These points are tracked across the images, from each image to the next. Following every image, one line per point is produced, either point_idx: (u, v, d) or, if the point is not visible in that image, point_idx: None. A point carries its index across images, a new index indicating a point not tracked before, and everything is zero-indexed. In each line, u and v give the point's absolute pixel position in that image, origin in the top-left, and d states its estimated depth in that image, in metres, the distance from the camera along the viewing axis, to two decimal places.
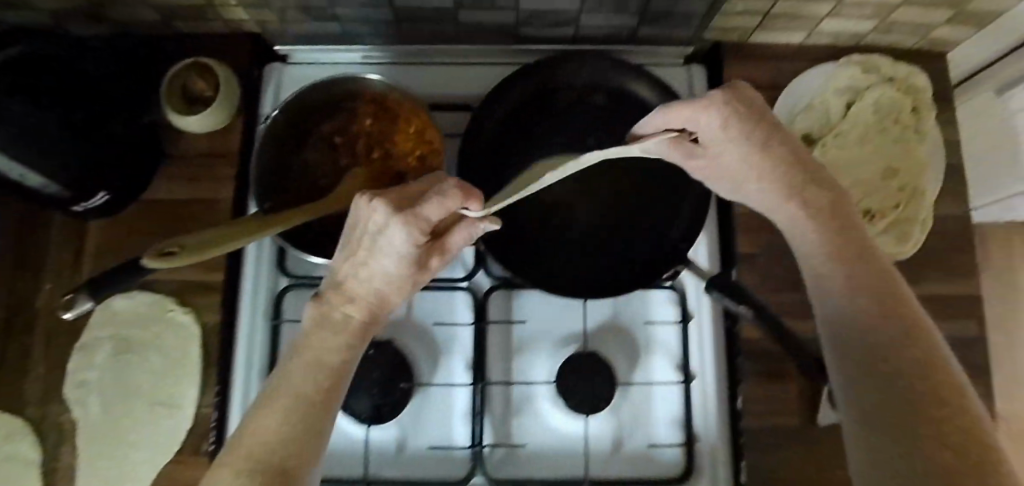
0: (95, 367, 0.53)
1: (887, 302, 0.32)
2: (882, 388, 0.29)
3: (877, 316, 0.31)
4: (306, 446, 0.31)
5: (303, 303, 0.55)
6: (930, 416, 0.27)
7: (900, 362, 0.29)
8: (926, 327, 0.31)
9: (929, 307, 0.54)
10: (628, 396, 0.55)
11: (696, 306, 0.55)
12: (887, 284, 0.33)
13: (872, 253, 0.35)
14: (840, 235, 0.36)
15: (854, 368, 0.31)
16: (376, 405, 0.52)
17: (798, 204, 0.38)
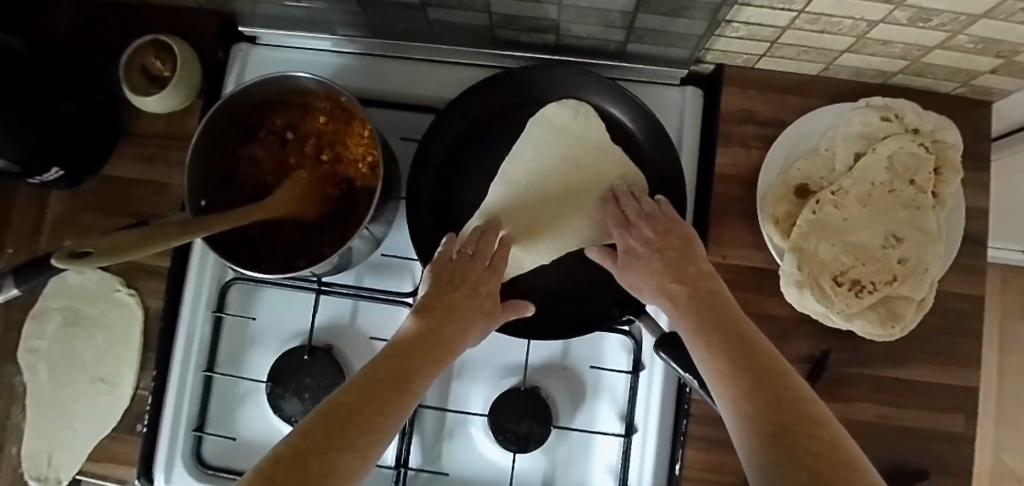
0: (44, 338, 0.54)
1: (735, 333, 0.32)
2: (749, 401, 0.28)
3: (732, 346, 0.32)
4: (330, 471, 0.25)
5: (247, 298, 0.55)
6: (791, 427, 0.27)
7: (755, 382, 0.29)
8: (754, 334, 0.33)
9: (912, 394, 0.49)
10: (564, 440, 0.51)
11: (650, 357, 0.51)
12: (725, 317, 0.34)
13: (715, 299, 0.36)
14: (695, 292, 0.37)
15: (721, 388, 0.30)
16: (303, 411, 0.52)
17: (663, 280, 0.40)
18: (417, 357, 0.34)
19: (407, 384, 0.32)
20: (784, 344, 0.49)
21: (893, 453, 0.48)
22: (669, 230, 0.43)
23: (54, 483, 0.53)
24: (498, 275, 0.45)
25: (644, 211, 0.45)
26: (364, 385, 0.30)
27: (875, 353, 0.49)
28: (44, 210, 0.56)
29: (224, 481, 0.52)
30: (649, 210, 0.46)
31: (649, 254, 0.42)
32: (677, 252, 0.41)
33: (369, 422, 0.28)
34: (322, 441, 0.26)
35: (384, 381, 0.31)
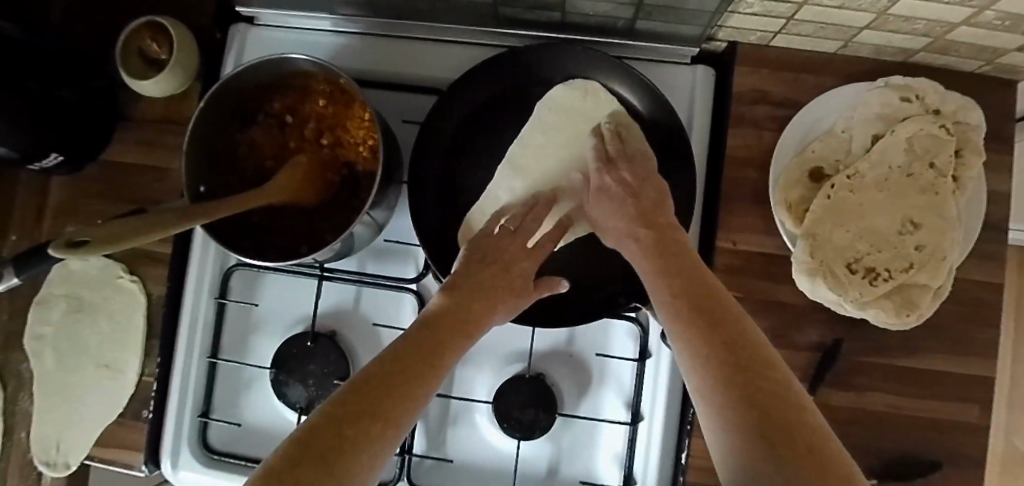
0: (50, 324, 0.54)
1: (692, 280, 0.33)
2: (704, 343, 0.29)
3: (689, 292, 0.32)
4: (365, 439, 0.25)
5: (250, 284, 0.54)
6: (744, 361, 0.28)
7: (710, 323, 0.30)
8: (709, 276, 0.34)
9: (927, 384, 0.47)
10: (569, 426, 0.51)
11: (658, 345, 0.50)
12: (684, 264, 0.35)
13: (675, 246, 0.37)
14: (660, 243, 0.37)
15: (678, 336, 0.31)
16: (308, 397, 0.52)
17: (633, 228, 0.40)
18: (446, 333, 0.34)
19: (432, 363, 0.32)
20: (795, 332, 0.48)
21: (905, 445, 0.47)
22: (645, 178, 0.43)
23: (64, 467, 0.53)
24: (538, 253, 0.45)
25: (624, 152, 0.45)
26: (388, 359, 0.30)
27: (888, 343, 0.47)
28: (45, 195, 0.56)
29: (231, 466, 0.53)
30: (631, 151, 0.45)
31: (622, 196, 0.42)
32: (649, 203, 0.41)
33: (400, 392, 0.28)
34: (359, 411, 0.26)
35: (413, 359, 0.31)
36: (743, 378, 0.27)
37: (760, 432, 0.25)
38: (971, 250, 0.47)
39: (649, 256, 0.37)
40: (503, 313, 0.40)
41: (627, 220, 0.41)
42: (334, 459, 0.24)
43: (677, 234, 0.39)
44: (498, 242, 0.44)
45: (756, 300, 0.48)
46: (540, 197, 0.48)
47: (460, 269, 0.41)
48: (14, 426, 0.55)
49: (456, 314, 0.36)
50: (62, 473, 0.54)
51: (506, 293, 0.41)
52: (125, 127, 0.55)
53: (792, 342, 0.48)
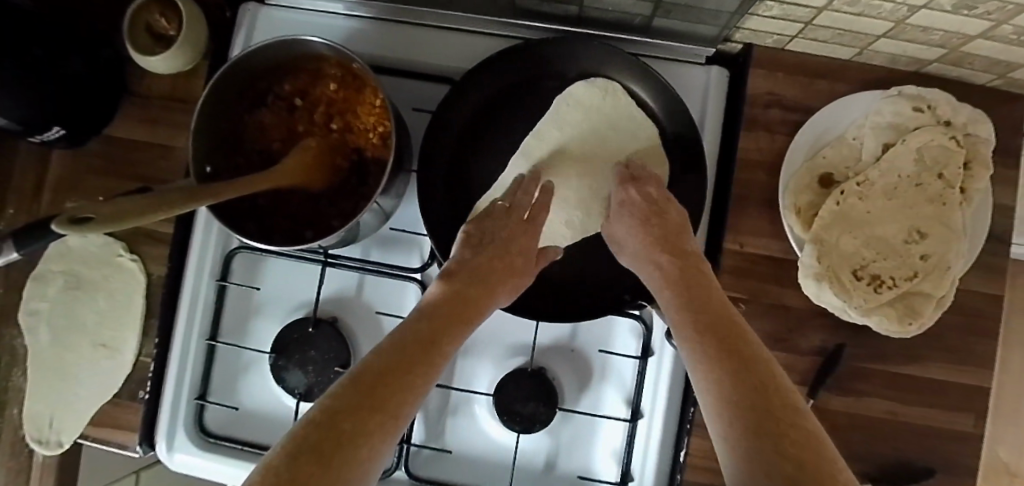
0: (45, 300, 0.53)
1: (720, 319, 0.35)
2: (731, 382, 0.30)
3: (718, 330, 0.34)
4: (362, 436, 0.26)
5: (252, 267, 0.54)
6: (770, 406, 0.29)
7: (737, 363, 0.31)
8: (736, 317, 0.35)
9: (924, 392, 0.48)
10: (569, 421, 0.51)
11: (661, 344, 0.49)
12: (712, 299, 0.37)
13: (699, 281, 0.39)
14: (684, 279, 0.39)
15: (702, 371, 0.32)
16: (307, 383, 0.51)
17: (660, 260, 0.41)
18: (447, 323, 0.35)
19: (433, 357, 0.32)
20: (797, 336, 0.48)
21: (900, 451, 0.48)
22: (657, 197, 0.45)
23: (57, 445, 0.53)
24: (534, 228, 0.46)
25: (632, 174, 0.47)
26: (393, 350, 0.31)
27: (889, 350, 0.48)
28: (44, 168, 0.55)
29: (227, 450, 0.52)
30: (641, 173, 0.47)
31: (643, 215, 0.44)
32: (671, 231, 0.43)
33: (404, 385, 0.29)
34: (355, 402, 0.27)
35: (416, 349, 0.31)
36: (768, 422, 0.28)
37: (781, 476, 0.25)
38: (974, 262, 0.48)
39: (672, 290, 0.39)
40: (506, 296, 0.41)
41: (645, 248, 0.43)
42: (337, 446, 0.25)
43: (700, 267, 0.41)
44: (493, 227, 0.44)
45: (760, 303, 0.48)
46: (533, 174, 0.48)
47: (459, 254, 0.42)
48: (6, 402, 0.55)
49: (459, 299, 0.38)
50: (55, 451, 0.53)
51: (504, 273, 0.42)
52: (129, 103, 0.54)
53: (795, 345, 0.48)
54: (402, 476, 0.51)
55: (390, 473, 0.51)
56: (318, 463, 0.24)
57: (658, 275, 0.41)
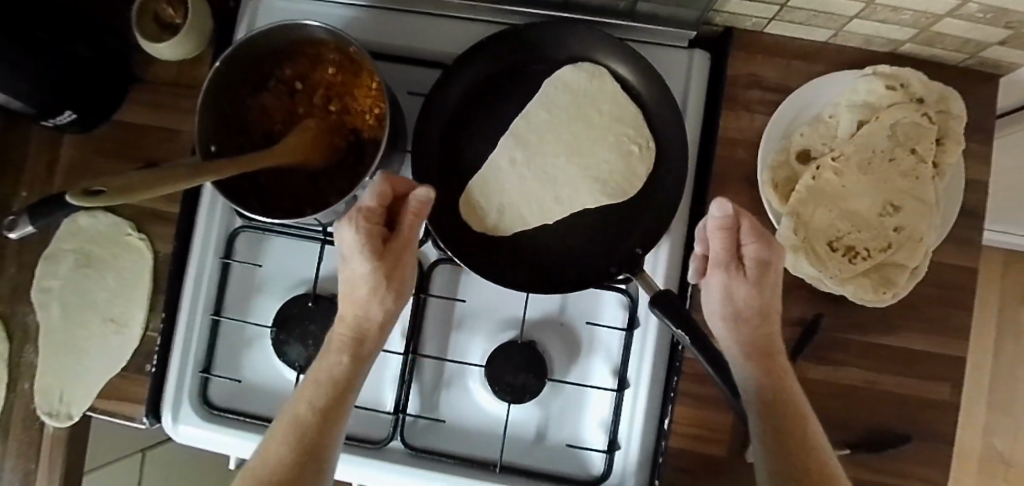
0: (55, 278, 0.56)
1: (767, 379, 0.41)
2: (791, 454, 0.38)
3: (786, 382, 0.41)
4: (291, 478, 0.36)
5: (255, 246, 0.56)
6: (789, 444, 0.38)
7: (793, 461, 0.38)
8: (802, 399, 0.41)
9: (902, 361, 0.50)
10: (559, 392, 0.53)
11: (646, 316, 0.51)
12: (771, 359, 0.42)
13: (771, 338, 0.43)
14: (750, 332, 0.43)
15: (781, 467, 0.38)
16: (306, 356, 0.54)
17: (733, 283, 0.43)
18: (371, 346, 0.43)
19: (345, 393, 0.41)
20: (777, 308, 0.50)
21: (879, 418, 0.49)
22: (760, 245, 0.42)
23: (67, 417, 0.55)
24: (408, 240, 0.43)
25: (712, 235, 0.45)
26: (319, 393, 0.40)
27: (866, 320, 0.50)
28: (55, 153, 0.57)
29: (230, 421, 0.54)
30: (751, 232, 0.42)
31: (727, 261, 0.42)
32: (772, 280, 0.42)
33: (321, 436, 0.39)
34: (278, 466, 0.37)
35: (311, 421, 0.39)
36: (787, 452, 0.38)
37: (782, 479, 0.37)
38: (948, 235, 0.50)
39: (739, 344, 0.43)
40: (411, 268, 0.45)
41: (750, 298, 0.43)
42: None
43: (775, 311, 0.43)
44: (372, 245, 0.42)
45: None
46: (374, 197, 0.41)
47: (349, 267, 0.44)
48: (19, 377, 0.57)
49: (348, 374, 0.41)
50: (64, 423, 0.55)
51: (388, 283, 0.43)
52: (136, 89, 0.57)
53: None
54: (398, 446, 0.53)
55: (387, 442, 0.52)
56: None
57: (724, 326, 0.44)
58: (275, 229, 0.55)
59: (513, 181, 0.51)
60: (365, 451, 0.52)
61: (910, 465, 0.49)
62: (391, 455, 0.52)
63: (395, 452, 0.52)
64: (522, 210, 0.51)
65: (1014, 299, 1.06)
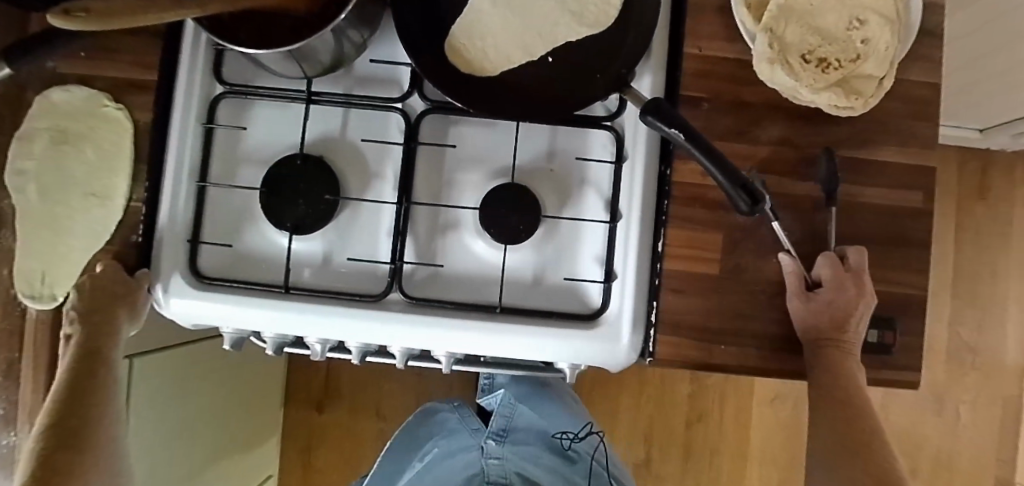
0: (33, 158, 0.54)
1: (847, 424, 0.46)
2: (842, 455, 0.46)
3: (850, 454, 0.45)
4: (72, 426, 0.44)
5: (240, 112, 0.56)
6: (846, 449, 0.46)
7: (843, 446, 0.46)
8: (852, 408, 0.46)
9: (876, 174, 0.52)
10: (556, 230, 0.54)
11: (632, 145, 0.52)
12: (855, 414, 0.46)
13: (851, 400, 0.46)
14: (814, 330, 0.47)
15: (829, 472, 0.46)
16: (298, 215, 0.52)
17: (831, 323, 0.47)
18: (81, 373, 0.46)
19: (91, 375, 0.46)
20: (758, 128, 0.52)
21: (860, 229, 0.52)
22: (828, 339, 0.47)
23: (50, 300, 0.52)
24: None
25: (818, 325, 0.47)
26: (71, 388, 0.45)
27: (841, 138, 0.52)
28: (24, 34, 0.55)
29: (220, 287, 0.53)
30: None
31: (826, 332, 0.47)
32: (834, 338, 0.47)
33: (86, 386, 0.46)
34: (57, 430, 0.43)
35: (98, 393, 0.46)
36: (840, 459, 0.46)
37: (843, 452, 0.46)
38: (907, 53, 0.53)
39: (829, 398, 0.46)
40: (90, 354, 0.47)
41: (824, 329, 0.47)
42: (66, 412, 0.44)
43: (826, 348, 0.47)
44: (813, 315, 0.47)
45: (721, 101, 0.52)
46: None
47: None
48: None
49: (82, 371, 0.46)
50: (48, 306, 0.53)
51: (829, 322, 0.47)
52: None
53: (755, 137, 0.52)
54: (397, 297, 0.52)
55: (386, 292, 0.52)
56: (73, 415, 0.44)
57: (822, 262, 0.48)
58: (257, 91, 0.54)
59: (491, 22, 0.52)
60: (367, 304, 0.52)
61: (888, 272, 0.52)
62: (393, 306, 0.52)
63: (397, 303, 0.52)
64: (506, 49, 0.52)
65: (969, 197, 1.15)
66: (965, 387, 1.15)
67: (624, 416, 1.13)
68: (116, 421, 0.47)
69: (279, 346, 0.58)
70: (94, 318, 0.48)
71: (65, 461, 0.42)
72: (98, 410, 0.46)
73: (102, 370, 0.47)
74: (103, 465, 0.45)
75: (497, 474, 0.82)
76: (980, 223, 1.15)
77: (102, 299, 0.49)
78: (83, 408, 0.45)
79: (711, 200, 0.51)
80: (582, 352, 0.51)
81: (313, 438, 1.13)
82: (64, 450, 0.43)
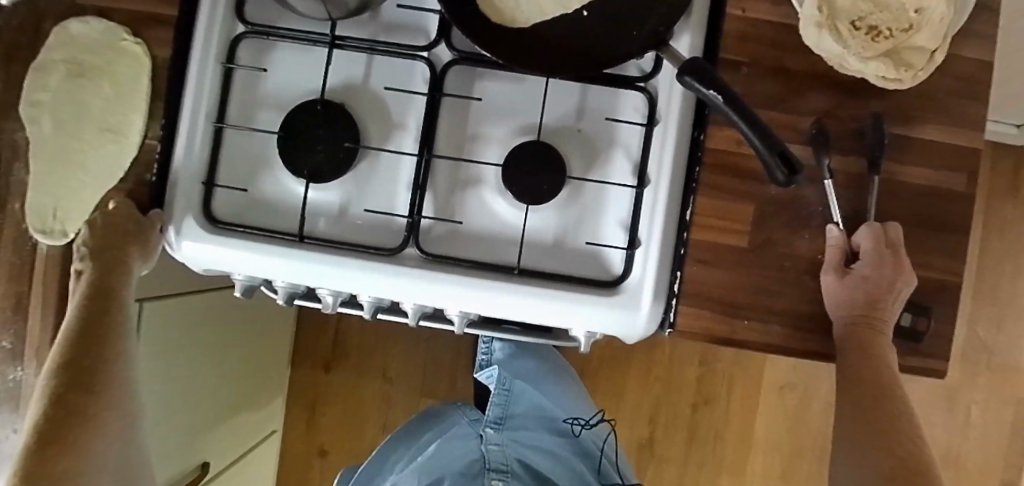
0: (48, 90, 0.53)
1: (876, 405, 0.44)
2: (868, 435, 0.45)
3: (874, 435, 0.44)
4: (86, 366, 0.43)
5: (260, 54, 0.54)
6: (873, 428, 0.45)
7: (872, 426, 0.45)
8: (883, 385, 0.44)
9: (919, 153, 0.50)
10: (580, 193, 0.52)
11: (665, 108, 0.50)
12: (885, 395, 0.44)
13: (881, 381, 0.44)
14: (847, 305, 0.46)
15: (856, 452, 0.45)
16: (316, 162, 0.51)
17: (862, 300, 0.45)
18: (95, 312, 0.44)
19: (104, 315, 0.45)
20: (799, 98, 0.50)
21: (899, 210, 0.50)
22: (860, 315, 0.46)
23: (61, 236, 0.52)
24: None
25: (852, 300, 0.46)
26: (84, 326, 0.44)
27: (886, 113, 0.50)
28: None
29: (232, 233, 0.52)
30: None
31: (857, 307, 0.46)
32: (867, 313, 0.46)
33: (100, 326, 0.44)
34: (71, 369, 0.42)
35: (112, 332, 0.45)
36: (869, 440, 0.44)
37: (871, 431, 0.45)
38: (962, 26, 0.50)
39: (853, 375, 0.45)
40: (103, 293, 0.45)
41: (854, 306, 0.46)
42: (80, 351, 0.43)
43: (859, 327, 0.46)
44: (846, 289, 0.46)
45: (762, 66, 0.50)
46: None
47: None
48: (8, 196, 0.54)
49: (96, 311, 0.44)
50: (58, 242, 0.52)
51: (864, 297, 0.46)
52: None
53: (795, 107, 0.50)
54: (413, 253, 0.51)
55: (402, 246, 0.50)
56: (87, 355, 0.43)
57: (864, 232, 0.46)
58: (280, 32, 0.52)
59: None
60: (382, 257, 0.50)
61: (924, 256, 0.50)
62: (408, 261, 0.51)
63: (412, 259, 0.51)
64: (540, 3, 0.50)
65: (998, 195, 1.12)
66: (978, 387, 1.13)
67: (629, 396, 1.12)
68: (129, 364, 0.46)
69: (290, 297, 0.57)
70: (108, 256, 0.47)
71: (77, 403, 0.41)
72: (114, 350, 0.44)
73: (115, 311, 0.45)
74: (118, 406, 0.45)
75: (499, 464, 0.80)
76: (1007, 222, 1.12)
77: (115, 237, 0.48)
78: (97, 349, 0.43)
79: (745, 170, 0.49)
80: (600, 320, 0.50)
81: (317, 400, 1.13)
82: (79, 390, 0.42)
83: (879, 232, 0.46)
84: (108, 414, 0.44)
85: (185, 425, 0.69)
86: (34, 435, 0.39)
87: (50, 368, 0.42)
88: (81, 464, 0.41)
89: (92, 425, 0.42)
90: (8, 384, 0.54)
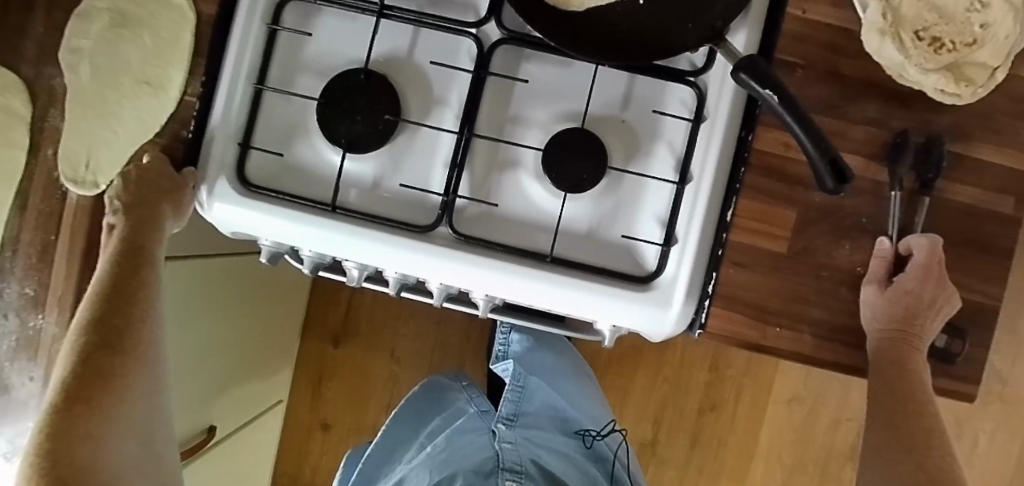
0: (89, 38, 0.52)
1: (905, 421, 0.44)
2: (890, 449, 0.45)
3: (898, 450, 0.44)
4: (113, 327, 0.42)
5: (306, 18, 0.53)
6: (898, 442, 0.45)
7: (897, 441, 0.45)
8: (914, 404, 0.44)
9: (969, 171, 0.49)
10: (619, 184, 0.51)
11: (714, 105, 0.49)
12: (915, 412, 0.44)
13: (912, 398, 0.44)
14: (884, 319, 0.45)
15: (878, 465, 0.45)
16: (354, 132, 0.50)
17: (900, 316, 0.45)
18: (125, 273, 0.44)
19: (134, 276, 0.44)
20: (852, 105, 0.48)
21: (943, 227, 0.49)
22: (897, 331, 0.45)
23: (92, 187, 0.51)
24: None
25: (891, 314, 0.45)
26: (114, 286, 0.43)
27: (940, 128, 0.49)
28: None
29: (263, 197, 0.51)
30: None
31: (893, 323, 0.45)
32: (902, 330, 0.45)
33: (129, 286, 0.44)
34: (100, 330, 0.42)
35: (140, 293, 0.44)
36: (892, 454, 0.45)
37: (895, 447, 0.45)
38: None
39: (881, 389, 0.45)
40: (133, 252, 0.45)
41: (891, 321, 0.45)
42: (108, 312, 0.43)
43: (895, 343, 0.45)
44: (886, 302, 0.45)
45: (817, 70, 0.48)
46: None
47: None
48: (43, 143, 0.53)
49: (125, 271, 0.44)
50: (89, 193, 0.51)
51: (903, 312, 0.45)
52: None
53: (848, 114, 0.48)
54: (445, 232, 0.50)
55: (435, 224, 0.49)
56: (116, 316, 0.43)
57: (914, 245, 0.46)
58: None
59: None
60: (413, 234, 0.50)
61: (965, 276, 0.49)
62: (440, 240, 0.50)
63: (444, 238, 0.50)
64: None
65: None
66: (987, 415, 1.12)
67: (635, 395, 1.12)
68: (157, 324, 0.46)
69: (316, 267, 0.57)
70: (140, 216, 0.46)
71: (107, 365, 0.42)
72: (142, 310, 0.44)
73: (145, 270, 0.45)
74: (145, 366, 0.45)
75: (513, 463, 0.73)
76: None
77: (148, 195, 0.47)
78: (126, 310, 0.43)
79: (791, 174, 0.49)
80: (630, 314, 0.49)
81: (323, 373, 1.13)
82: (107, 351, 0.42)
83: (931, 246, 0.45)
84: (137, 374, 0.44)
85: (197, 389, 0.69)
86: (61, 391, 0.40)
87: (80, 326, 0.42)
88: (111, 423, 0.42)
89: (119, 385, 0.42)
90: (28, 331, 0.53)
